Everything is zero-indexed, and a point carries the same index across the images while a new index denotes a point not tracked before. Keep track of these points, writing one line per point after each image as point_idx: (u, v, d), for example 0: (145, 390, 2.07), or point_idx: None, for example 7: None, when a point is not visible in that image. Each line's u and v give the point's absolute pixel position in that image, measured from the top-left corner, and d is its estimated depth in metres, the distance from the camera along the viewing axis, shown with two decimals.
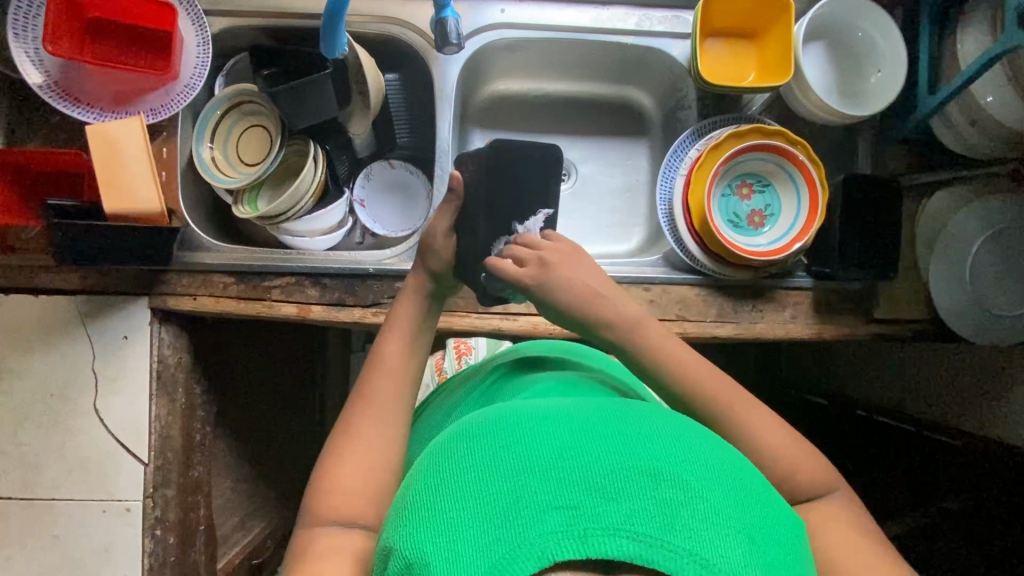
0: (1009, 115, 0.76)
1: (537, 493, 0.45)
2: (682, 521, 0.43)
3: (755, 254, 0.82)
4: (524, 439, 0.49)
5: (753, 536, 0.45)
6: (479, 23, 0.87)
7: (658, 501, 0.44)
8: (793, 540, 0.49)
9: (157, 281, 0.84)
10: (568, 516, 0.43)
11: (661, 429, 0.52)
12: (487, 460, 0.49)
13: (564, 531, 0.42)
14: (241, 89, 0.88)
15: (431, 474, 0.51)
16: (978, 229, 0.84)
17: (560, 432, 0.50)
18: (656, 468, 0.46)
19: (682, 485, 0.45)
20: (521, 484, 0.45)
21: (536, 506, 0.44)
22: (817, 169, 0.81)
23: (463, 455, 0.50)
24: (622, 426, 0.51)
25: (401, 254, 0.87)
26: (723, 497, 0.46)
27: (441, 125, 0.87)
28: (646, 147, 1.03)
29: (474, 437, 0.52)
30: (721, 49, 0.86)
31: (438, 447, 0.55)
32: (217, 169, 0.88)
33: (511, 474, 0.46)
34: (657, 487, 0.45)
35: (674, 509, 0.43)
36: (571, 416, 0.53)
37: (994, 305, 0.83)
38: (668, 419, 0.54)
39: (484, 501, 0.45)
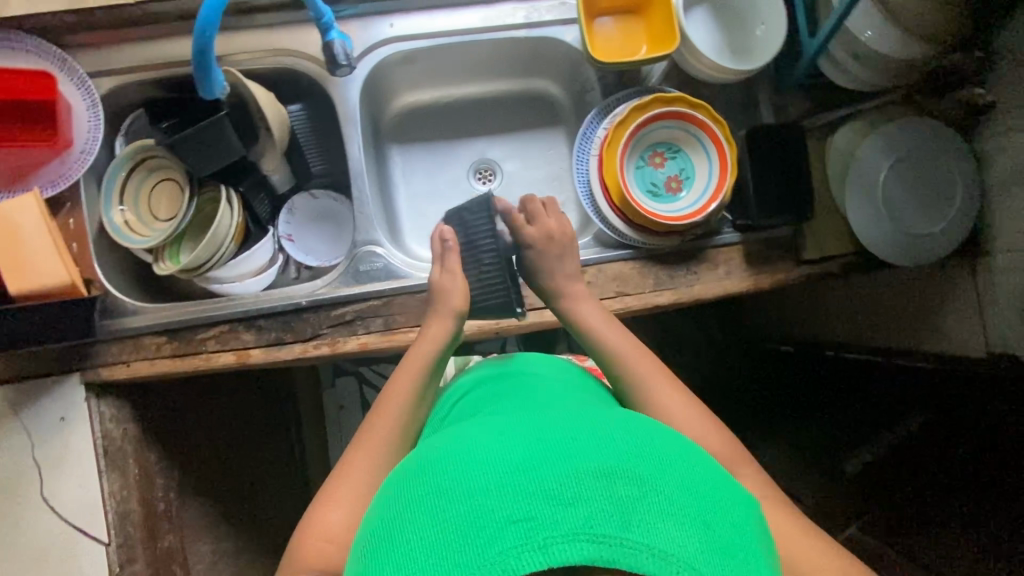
0: (885, 46, 0.80)
1: (496, 509, 0.44)
2: (637, 517, 0.43)
3: (674, 219, 0.83)
4: (478, 460, 0.49)
5: (706, 522, 0.46)
6: (370, 40, 0.87)
7: (614, 500, 0.44)
8: (748, 522, 0.50)
9: (85, 355, 0.81)
10: (527, 528, 0.42)
11: (615, 431, 0.53)
12: (444, 486, 0.48)
13: (524, 543, 0.42)
14: (141, 145, 0.86)
15: (389, 507, 0.50)
16: (884, 156, 0.87)
17: (514, 447, 0.50)
18: (609, 468, 0.47)
19: (633, 482, 0.46)
20: (479, 504, 0.45)
21: (494, 523, 0.43)
22: (720, 127, 0.82)
23: (419, 485, 0.50)
24: (576, 433, 0.51)
25: (333, 282, 0.85)
26: (677, 489, 0.47)
27: (350, 146, 0.87)
28: (563, 134, 1.05)
29: (430, 467, 0.52)
30: (611, 27, 0.88)
31: (395, 480, 0.54)
32: (131, 231, 0.86)
33: (467, 497, 0.46)
34: (611, 486, 0.45)
35: (630, 506, 0.44)
36: (523, 432, 0.53)
37: (909, 226, 0.86)
38: (623, 421, 0.55)
39: (442, 526, 0.44)
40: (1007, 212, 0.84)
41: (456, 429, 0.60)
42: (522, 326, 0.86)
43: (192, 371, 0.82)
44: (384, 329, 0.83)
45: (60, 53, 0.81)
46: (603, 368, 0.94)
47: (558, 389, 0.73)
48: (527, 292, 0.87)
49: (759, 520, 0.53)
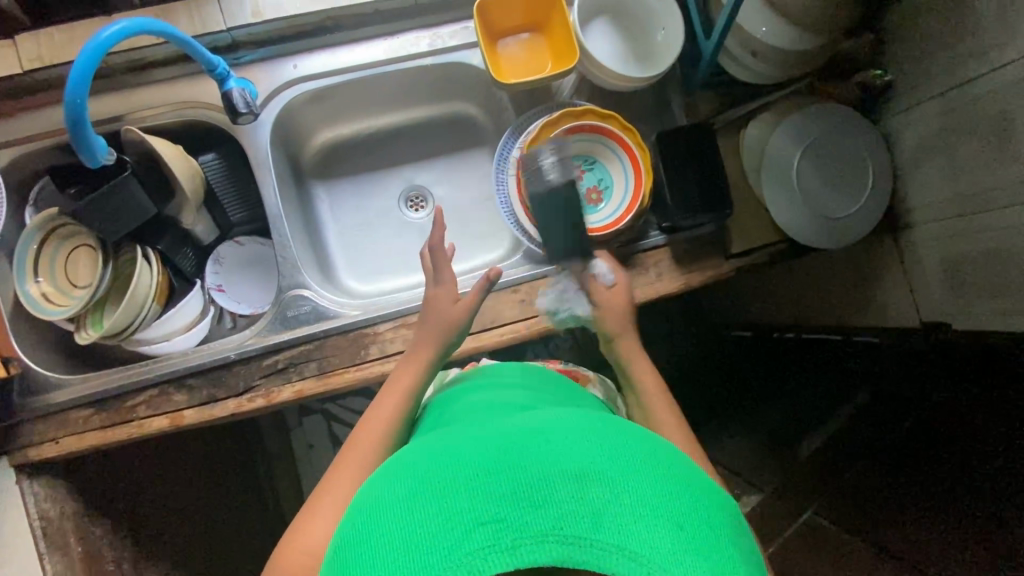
0: (779, 40, 0.82)
1: (464, 508, 0.42)
2: (610, 518, 0.41)
3: (597, 230, 0.84)
4: (450, 460, 0.47)
5: (688, 524, 0.42)
6: (275, 83, 0.86)
7: (587, 501, 0.41)
8: (735, 523, 0.46)
9: (11, 437, 0.79)
10: (495, 528, 0.40)
11: (594, 428, 0.49)
12: (413, 484, 0.45)
13: (491, 544, 0.39)
14: (49, 214, 0.85)
15: (359, 506, 0.47)
16: (796, 144, 0.89)
17: (486, 446, 0.47)
18: (584, 467, 0.44)
19: (609, 483, 0.43)
20: (446, 504, 0.42)
21: (460, 523, 0.41)
22: (630, 136, 0.84)
23: (389, 486, 0.47)
24: (552, 431, 0.48)
25: (261, 331, 0.84)
26: (658, 488, 0.44)
27: (266, 193, 0.86)
28: (489, 153, 1.05)
29: (401, 469, 0.49)
30: (515, 47, 0.88)
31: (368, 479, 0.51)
32: (49, 302, 0.84)
33: (435, 496, 0.43)
34: (585, 486, 0.42)
35: (604, 507, 0.41)
36: (501, 429, 0.50)
37: (826, 210, 0.88)
38: (608, 420, 0.52)
39: (406, 527, 0.42)
40: (918, 187, 0.86)
41: (433, 433, 0.57)
42: (460, 352, 0.86)
43: (125, 441, 0.80)
44: (320, 372, 0.82)
45: None
46: (577, 371, 0.91)
47: (535, 395, 0.70)
48: None
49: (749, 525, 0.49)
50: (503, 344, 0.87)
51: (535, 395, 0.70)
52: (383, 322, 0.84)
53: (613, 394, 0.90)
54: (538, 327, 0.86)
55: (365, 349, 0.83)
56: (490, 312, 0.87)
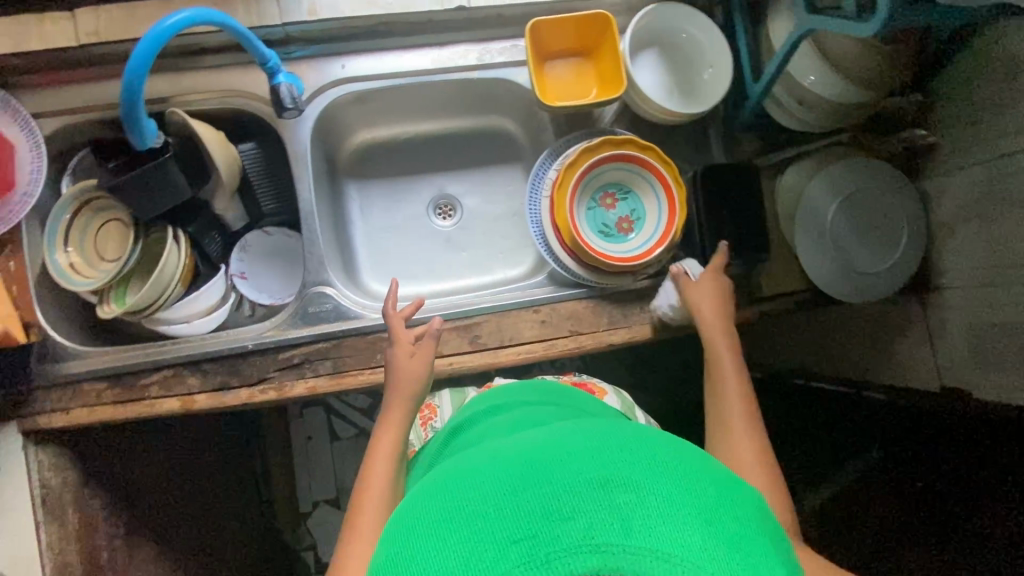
0: (828, 91, 0.82)
1: (496, 532, 0.44)
2: (638, 521, 0.42)
3: (626, 260, 0.83)
4: (480, 482, 0.49)
5: (712, 520, 0.43)
6: (322, 81, 0.87)
7: (611, 509, 0.43)
8: (762, 519, 0.47)
9: (23, 402, 0.79)
10: (527, 546, 0.42)
11: (614, 440, 0.51)
12: (447, 511, 0.48)
13: (525, 563, 0.41)
14: (83, 186, 0.85)
15: (400, 533, 0.49)
16: (833, 195, 0.89)
17: (513, 468, 0.49)
18: (607, 477, 0.46)
19: (633, 488, 0.45)
20: (479, 528, 0.44)
21: (494, 545, 0.43)
22: (668, 170, 0.83)
23: (423, 515, 0.49)
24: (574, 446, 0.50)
25: (281, 324, 0.83)
26: (680, 489, 0.45)
27: (301, 187, 0.86)
28: (522, 170, 1.05)
29: (435, 493, 0.51)
30: (562, 71, 0.88)
31: (407, 507, 0.54)
32: (75, 273, 0.84)
33: (469, 520, 0.46)
34: (608, 495, 0.44)
35: (627, 512, 0.43)
36: (525, 449, 0.53)
37: (857, 264, 0.87)
38: (625, 430, 0.54)
39: (444, 551, 0.44)
40: (950, 251, 0.86)
41: (464, 455, 0.59)
42: (475, 366, 0.85)
43: (134, 418, 0.80)
44: (334, 372, 0.82)
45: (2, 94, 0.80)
46: (593, 384, 0.92)
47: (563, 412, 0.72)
48: (480, 333, 0.87)
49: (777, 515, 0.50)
50: (519, 362, 0.87)
51: (564, 413, 0.72)
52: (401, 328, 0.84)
53: (630, 406, 0.91)
54: (555, 349, 0.86)
55: (380, 354, 0.83)
56: (509, 330, 0.87)
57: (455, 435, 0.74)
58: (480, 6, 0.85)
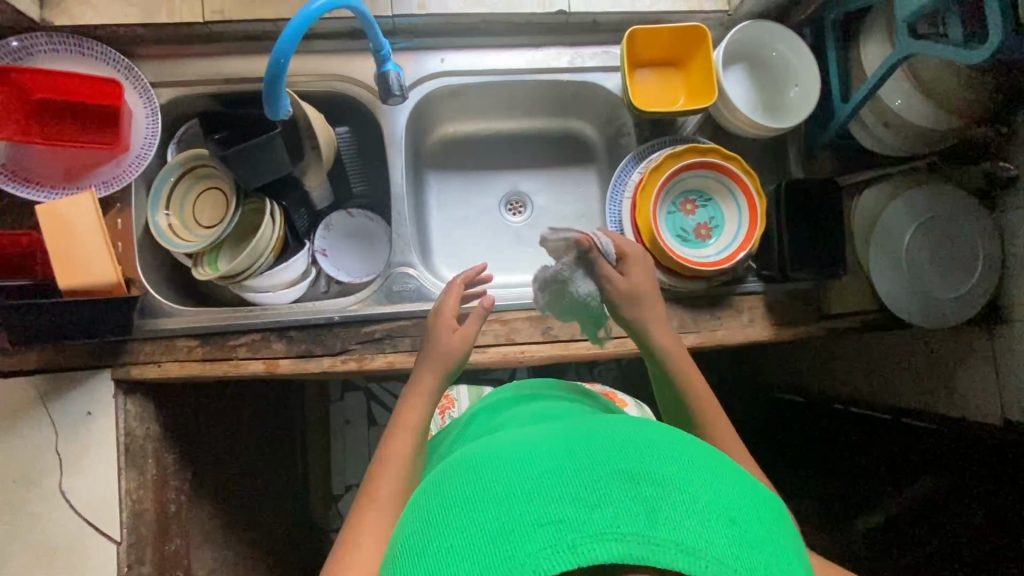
0: (916, 116, 0.84)
1: (524, 514, 0.45)
2: (664, 514, 0.44)
3: (704, 265, 0.85)
4: (508, 463, 0.50)
5: (732, 520, 0.46)
6: (420, 73, 0.91)
7: (639, 500, 0.44)
8: (774, 521, 0.50)
9: (119, 351, 0.83)
10: (556, 530, 0.43)
11: (636, 431, 0.52)
12: (473, 491, 0.48)
13: (554, 546, 0.42)
14: (194, 154, 0.89)
15: (426, 512, 0.50)
16: (910, 219, 0.90)
17: (537, 453, 0.50)
18: (636, 469, 0.47)
19: (661, 483, 0.46)
20: (509, 508, 0.45)
21: (523, 527, 0.44)
22: (752, 180, 0.86)
23: (449, 495, 0.50)
24: (600, 437, 0.51)
25: (365, 299, 0.87)
26: (704, 488, 0.47)
27: (394, 171, 0.90)
28: (595, 174, 1.07)
29: (461, 471, 0.52)
30: (651, 78, 0.91)
31: (428, 487, 0.54)
32: (174, 235, 0.88)
33: (499, 500, 0.47)
34: (635, 487, 0.45)
35: (655, 505, 0.44)
36: (552, 435, 0.53)
37: (931, 289, 0.88)
38: (646, 423, 0.55)
39: (474, 529, 0.45)
40: None
41: (482, 439, 0.60)
42: (545, 356, 0.88)
43: (220, 376, 0.83)
44: (412, 349, 0.84)
45: (126, 61, 0.84)
46: (616, 396, 1.01)
47: (574, 406, 0.73)
48: (553, 325, 0.88)
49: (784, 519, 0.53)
50: (588, 357, 0.88)
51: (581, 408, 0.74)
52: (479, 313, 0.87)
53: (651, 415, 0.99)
54: (626, 347, 0.88)
55: None
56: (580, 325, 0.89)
57: (473, 421, 0.76)
58: (580, 11, 0.89)
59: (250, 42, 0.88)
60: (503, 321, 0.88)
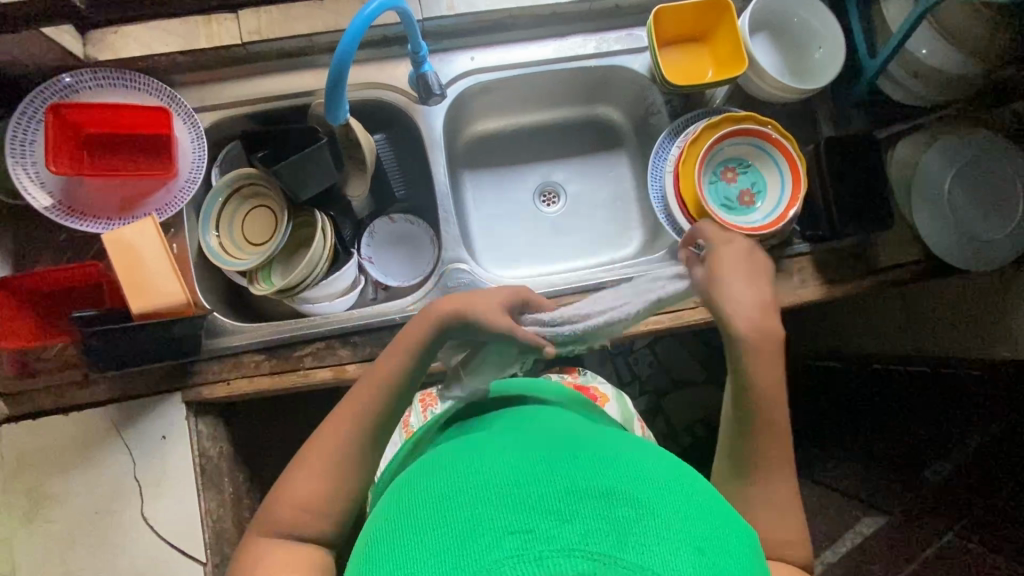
0: (943, 63, 0.86)
1: (494, 520, 0.44)
2: (633, 538, 0.43)
3: (753, 229, 0.86)
4: (486, 471, 0.50)
5: (702, 549, 0.45)
6: (453, 72, 0.93)
7: (609, 520, 0.44)
8: (745, 552, 0.48)
9: (188, 373, 0.84)
10: (524, 540, 0.43)
11: (612, 454, 0.52)
12: (446, 496, 0.48)
13: (521, 554, 0.42)
14: (241, 174, 0.90)
15: (398, 515, 0.50)
16: (948, 164, 0.91)
17: (514, 464, 0.50)
18: (611, 490, 0.47)
19: (633, 506, 0.46)
20: (482, 515, 0.45)
21: (492, 532, 0.44)
22: (791, 143, 0.87)
23: (420, 502, 0.49)
24: (576, 455, 0.51)
25: (422, 298, 0.89)
26: (675, 515, 0.47)
27: (436, 170, 0.92)
28: (625, 157, 1.09)
29: (436, 478, 0.52)
30: (678, 55, 0.93)
31: (402, 491, 0.54)
32: (227, 254, 0.89)
33: (473, 506, 0.46)
34: (608, 508, 0.45)
35: (624, 527, 0.44)
36: (530, 451, 0.53)
37: (977, 231, 0.89)
38: (625, 449, 0.55)
39: (445, 534, 0.45)
40: None
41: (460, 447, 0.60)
42: None
43: (289, 388, 0.84)
44: None
45: (169, 89, 0.86)
46: (596, 389, 0.94)
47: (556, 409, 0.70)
48: None
49: (757, 553, 0.51)
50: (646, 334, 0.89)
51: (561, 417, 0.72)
52: None
53: (632, 411, 0.93)
54: (682, 319, 0.88)
55: None
56: None
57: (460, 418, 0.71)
58: None
59: (287, 59, 0.90)
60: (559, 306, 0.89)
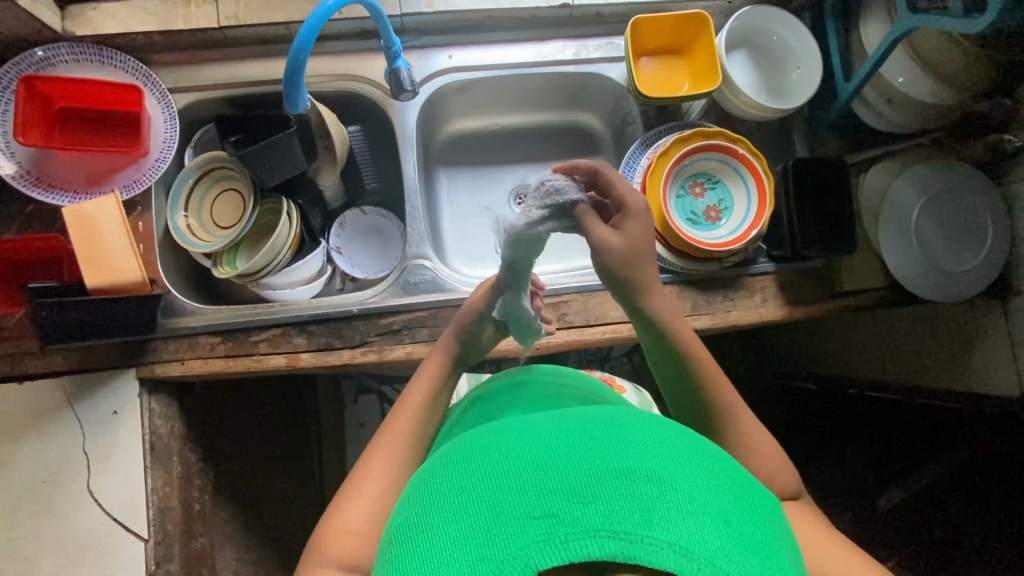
0: (917, 91, 0.85)
1: (517, 505, 0.43)
2: (658, 513, 0.42)
3: (716, 245, 0.86)
4: (505, 453, 0.49)
5: (729, 522, 0.43)
6: (430, 69, 0.93)
7: (631, 496, 0.42)
8: (773, 522, 0.48)
9: (144, 351, 0.85)
10: (548, 525, 0.42)
11: (632, 426, 0.51)
12: (467, 481, 0.47)
13: (545, 539, 0.41)
14: (211, 156, 0.91)
15: (420, 501, 0.49)
16: (917, 194, 0.91)
17: (536, 443, 0.49)
18: (633, 466, 0.45)
19: (657, 479, 0.44)
20: (503, 501, 0.44)
21: (515, 518, 0.43)
22: (760, 162, 0.87)
23: (441, 485, 0.49)
24: (597, 429, 0.50)
25: (382, 292, 0.89)
26: (700, 488, 0.45)
27: (406, 166, 0.93)
28: (602, 164, 1.08)
29: (456, 461, 0.51)
30: (654, 65, 0.93)
31: (426, 473, 0.53)
32: (193, 235, 0.89)
33: (492, 491, 0.45)
34: (630, 484, 0.43)
35: (647, 502, 0.42)
36: (551, 427, 0.52)
37: (943, 262, 0.88)
38: (646, 418, 0.53)
39: (468, 522, 0.44)
40: None
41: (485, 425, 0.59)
42: (562, 343, 0.88)
43: (243, 372, 0.85)
44: (430, 340, 0.86)
45: (144, 68, 0.87)
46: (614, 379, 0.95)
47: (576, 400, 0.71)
48: (568, 311, 0.89)
49: (783, 521, 0.50)
50: (603, 343, 0.89)
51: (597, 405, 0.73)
52: None
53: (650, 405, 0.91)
54: None
55: None
56: (595, 309, 0.89)
57: (479, 407, 0.73)
58: (583, 4, 0.91)
59: (265, 46, 0.91)
60: None
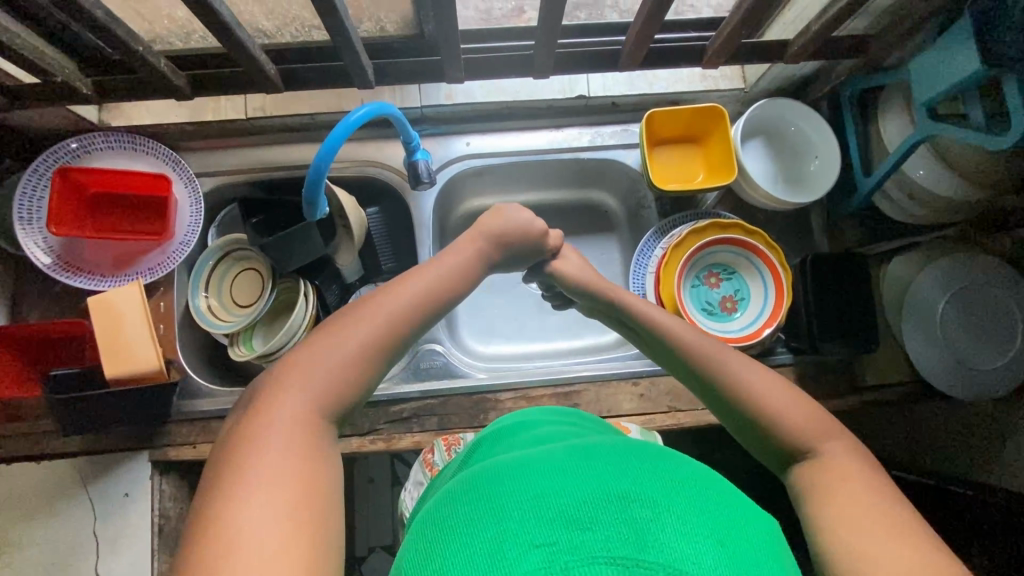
0: (938, 187, 0.83)
1: (518, 535, 0.41)
2: (654, 538, 0.40)
3: (730, 339, 0.85)
4: (509, 485, 0.46)
5: (722, 540, 0.42)
6: (448, 156, 0.95)
7: (627, 524, 0.41)
8: (771, 542, 0.45)
9: (158, 434, 0.86)
10: (548, 554, 0.39)
11: (626, 456, 0.49)
12: (468, 515, 0.45)
13: (547, 568, 0.38)
14: (231, 238, 0.93)
15: (419, 541, 0.46)
16: (942, 288, 0.87)
17: (537, 473, 0.47)
18: (626, 492, 0.44)
19: (650, 504, 0.43)
20: (506, 529, 0.42)
21: (516, 547, 0.40)
22: (777, 256, 0.86)
23: (442, 520, 0.46)
24: (593, 459, 0.48)
25: (393, 377, 0.89)
26: (693, 508, 0.43)
27: (422, 251, 0.94)
28: (616, 242, 1.06)
29: (454, 499, 0.48)
30: (671, 155, 0.93)
31: (425, 516, 0.50)
32: (213, 316, 0.91)
33: (494, 522, 0.43)
34: (624, 511, 0.42)
35: (642, 528, 0.41)
36: (551, 457, 0.50)
37: (969, 358, 0.84)
38: (644, 450, 0.51)
39: (470, 548, 0.41)
40: None
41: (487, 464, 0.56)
42: None
43: None
44: (439, 428, 0.86)
45: (174, 155, 0.90)
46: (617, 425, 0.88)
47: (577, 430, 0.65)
48: (580, 401, 0.88)
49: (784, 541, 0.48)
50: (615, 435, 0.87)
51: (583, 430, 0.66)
52: (505, 391, 0.88)
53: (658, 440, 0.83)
54: (654, 424, 0.87)
55: (484, 413, 0.87)
56: (607, 400, 0.88)
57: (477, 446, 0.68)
58: (599, 95, 0.93)
59: (290, 132, 0.95)
60: (529, 397, 0.87)
